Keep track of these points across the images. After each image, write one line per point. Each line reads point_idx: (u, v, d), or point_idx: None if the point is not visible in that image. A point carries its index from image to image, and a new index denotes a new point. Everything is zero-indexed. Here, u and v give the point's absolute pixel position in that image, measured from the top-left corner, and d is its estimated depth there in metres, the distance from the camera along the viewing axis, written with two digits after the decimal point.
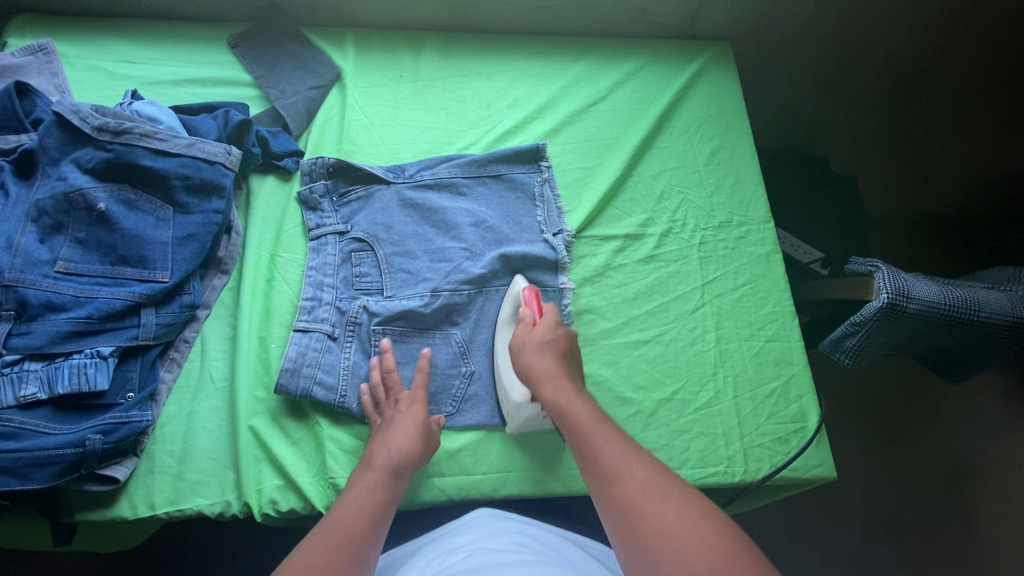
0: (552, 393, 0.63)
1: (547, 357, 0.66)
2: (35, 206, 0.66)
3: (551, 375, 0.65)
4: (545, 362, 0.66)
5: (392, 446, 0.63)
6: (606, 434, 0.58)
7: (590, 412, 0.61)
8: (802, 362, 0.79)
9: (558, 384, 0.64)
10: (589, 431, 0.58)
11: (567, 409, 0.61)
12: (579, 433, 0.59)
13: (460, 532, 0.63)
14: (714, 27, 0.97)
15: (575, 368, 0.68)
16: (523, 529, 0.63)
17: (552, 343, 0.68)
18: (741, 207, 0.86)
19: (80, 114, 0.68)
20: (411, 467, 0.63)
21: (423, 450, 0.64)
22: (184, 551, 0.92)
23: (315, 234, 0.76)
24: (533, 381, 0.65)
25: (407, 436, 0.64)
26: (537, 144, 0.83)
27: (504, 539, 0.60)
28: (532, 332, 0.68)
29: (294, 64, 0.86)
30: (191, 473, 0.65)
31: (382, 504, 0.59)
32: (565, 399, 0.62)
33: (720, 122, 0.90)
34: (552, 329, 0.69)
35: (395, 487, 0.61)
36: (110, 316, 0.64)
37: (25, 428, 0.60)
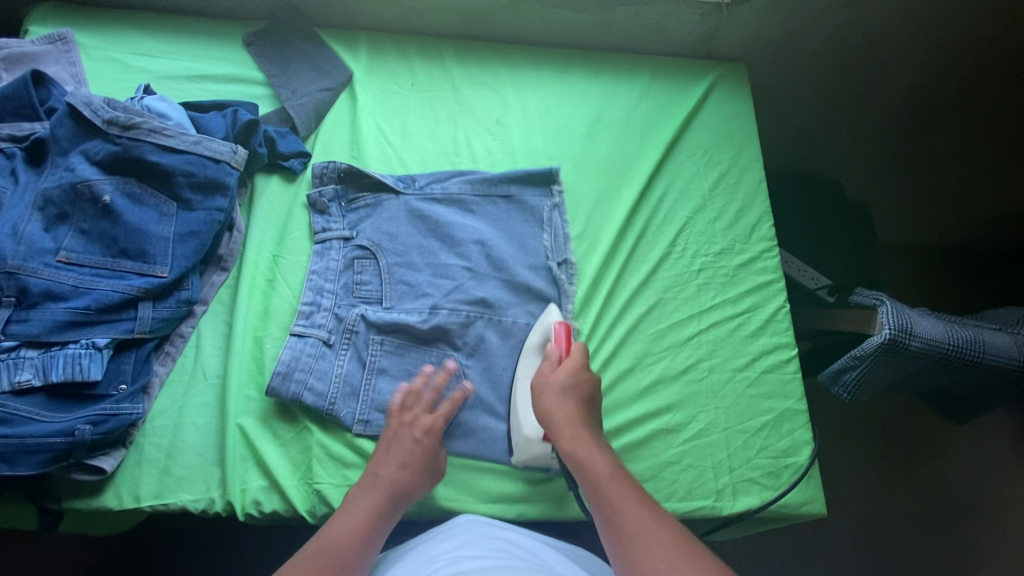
0: (573, 440, 0.64)
1: (568, 402, 0.66)
2: (43, 194, 0.67)
3: (571, 422, 0.65)
4: (565, 408, 0.66)
5: (395, 469, 0.64)
6: (624, 494, 0.60)
7: (608, 466, 0.62)
8: (798, 394, 0.78)
9: (577, 432, 0.64)
10: (608, 489, 0.60)
11: (587, 459, 0.62)
12: (598, 491, 0.61)
13: (444, 538, 0.63)
14: (730, 47, 0.96)
15: (594, 412, 0.67)
16: (505, 536, 0.63)
17: (573, 385, 0.67)
18: (746, 232, 0.85)
19: (92, 106, 0.69)
20: (410, 496, 0.65)
21: (424, 482, 0.66)
22: (169, 540, 0.93)
23: (320, 238, 0.77)
24: (553, 425, 0.65)
25: (413, 466, 0.65)
26: (550, 167, 0.83)
27: (486, 545, 0.60)
28: (555, 373, 0.68)
29: (307, 66, 0.86)
30: (178, 469, 0.66)
31: (375, 524, 0.62)
32: (585, 453, 0.63)
33: (730, 146, 0.90)
34: (575, 369, 0.68)
35: (391, 509, 0.63)
36: (107, 308, 0.65)
37: (18, 413, 0.60)
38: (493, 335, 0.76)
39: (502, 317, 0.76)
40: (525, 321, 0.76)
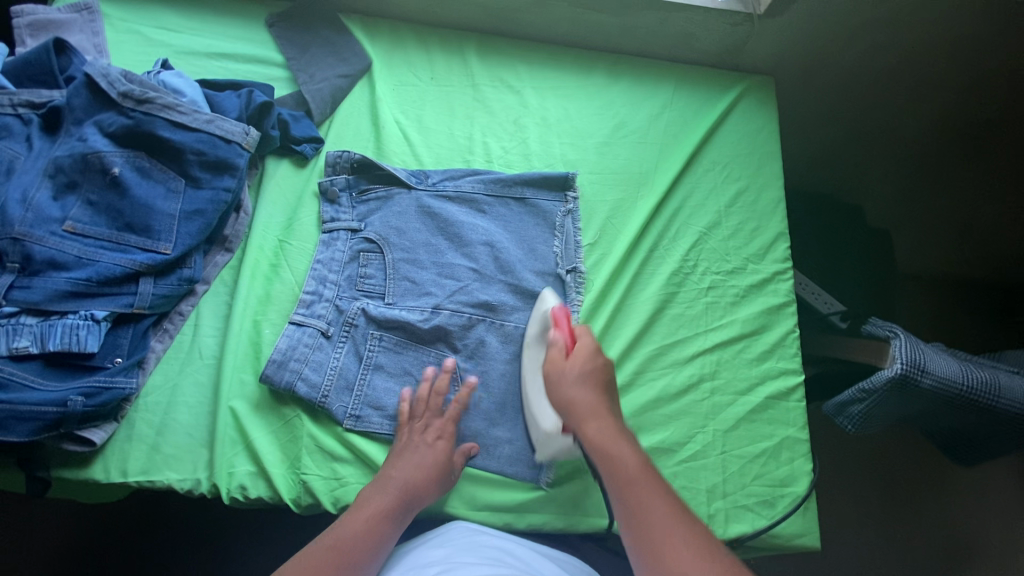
0: (597, 427, 0.61)
1: (587, 388, 0.64)
2: (54, 162, 0.67)
3: (593, 410, 0.62)
4: (585, 395, 0.63)
5: (409, 472, 0.64)
6: (652, 490, 0.56)
7: (635, 456, 0.59)
8: (801, 423, 0.75)
9: (602, 419, 0.62)
10: (634, 482, 0.57)
11: (613, 446, 0.60)
12: (622, 484, 0.57)
13: (436, 544, 0.62)
14: (758, 60, 0.93)
15: (614, 400, 0.65)
16: (499, 545, 0.62)
17: (590, 371, 0.65)
18: (760, 252, 0.83)
19: (109, 78, 0.69)
20: (422, 499, 0.64)
21: (437, 487, 0.65)
22: (158, 513, 0.93)
23: (328, 227, 0.77)
24: (574, 414, 0.63)
25: (426, 469, 0.64)
26: (566, 173, 0.82)
27: (480, 554, 0.59)
28: (569, 360, 0.66)
29: (327, 51, 0.86)
30: (167, 446, 0.66)
31: (383, 526, 0.61)
32: (608, 442, 0.60)
33: (750, 161, 0.87)
34: (590, 354, 0.66)
35: (402, 514, 0.62)
36: (109, 281, 0.65)
37: (13, 379, 0.61)
38: (492, 340, 0.75)
39: (504, 322, 0.75)
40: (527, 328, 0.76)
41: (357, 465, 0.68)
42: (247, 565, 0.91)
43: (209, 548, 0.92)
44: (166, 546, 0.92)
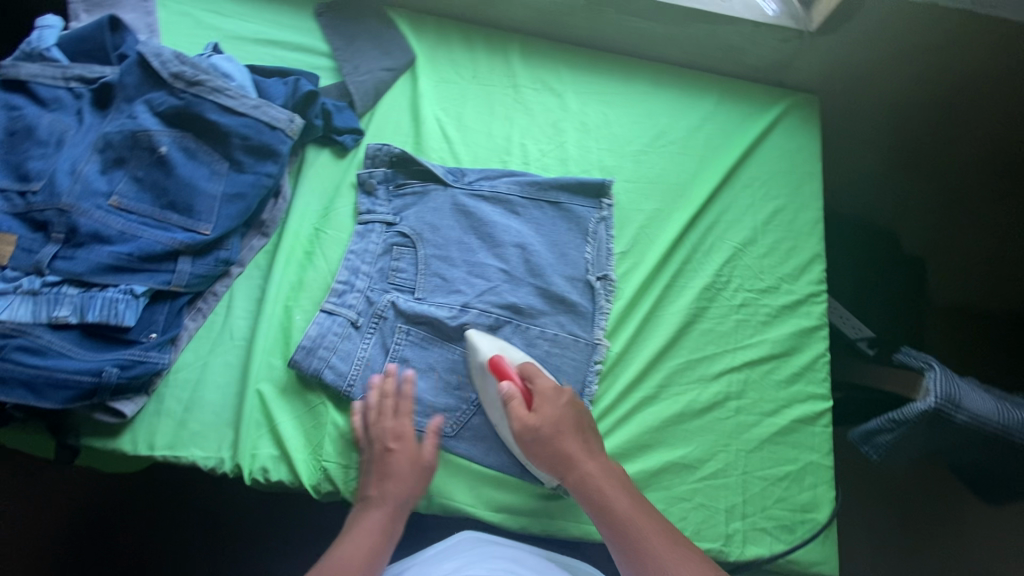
0: (582, 472, 0.64)
1: (564, 436, 0.65)
2: (104, 138, 0.68)
3: (574, 458, 0.65)
4: (563, 444, 0.65)
5: (388, 487, 0.64)
6: (650, 526, 0.61)
7: (623, 493, 0.63)
8: (825, 449, 0.75)
9: (585, 462, 0.65)
10: (628, 519, 0.62)
11: (601, 488, 0.63)
12: (620, 528, 0.61)
13: (446, 558, 0.64)
14: (805, 77, 0.92)
15: (591, 438, 0.67)
16: (507, 555, 0.64)
17: (564, 419, 0.66)
18: (793, 272, 0.82)
19: (161, 58, 0.70)
20: (409, 503, 0.65)
21: (417, 484, 0.66)
22: (175, 484, 0.95)
23: (364, 219, 0.78)
24: (557, 461, 0.65)
25: (403, 476, 0.65)
26: (603, 179, 0.82)
27: (488, 565, 0.61)
28: (535, 409, 0.66)
29: (372, 43, 0.86)
30: (193, 423, 0.67)
31: (376, 545, 0.62)
32: (596, 488, 0.63)
33: (790, 179, 0.86)
34: (553, 396, 0.67)
35: (390, 527, 0.64)
36: (149, 258, 0.66)
37: (52, 347, 0.62)
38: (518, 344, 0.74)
39: (531, 325, 0.76)
40: (554, 332, 0.76)
41: None
42: (260, 541, 0.93)
43: (222, 523, 0.94)
44: (181, 517, 0.94)
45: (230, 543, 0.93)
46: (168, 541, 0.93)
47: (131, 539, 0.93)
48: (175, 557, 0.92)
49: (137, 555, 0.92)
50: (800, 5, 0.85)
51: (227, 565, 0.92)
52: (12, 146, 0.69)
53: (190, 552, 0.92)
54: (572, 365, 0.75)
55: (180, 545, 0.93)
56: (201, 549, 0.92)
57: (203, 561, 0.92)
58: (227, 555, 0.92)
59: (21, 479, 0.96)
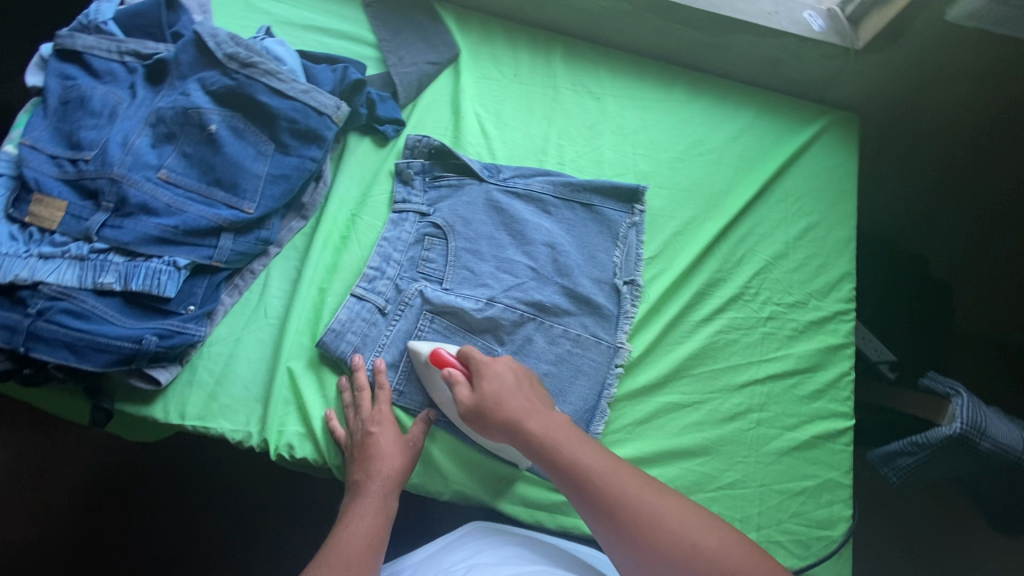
0: (532, 432, 0.60)
1: (515, 395, 0.62)
2: (156, 113, 0.70)
3: (528, 413, 0.61)
4: (514, 402, 0.62)
5: (377, 470, 0.64)
6: (620, 472, 0.58)
7: (579, 446, 0.59)
8: (844, 468, 0.76)
9: (534, 422, 0.60)
10: (588, 471, 0.57)
11: (557, 444, 0.59)
12: (591, 483, 0.57)
13: (456, 548, 0.66)
14: (846, 94, 0.91)
15: (540, 396, 0.64)
16: (516, 542, 0.66)
17: (511, 378, 0.64)
18: (821, 289, 0.82)
19: (217, 39, 0.72)
20: (399, 481, 0.65)
21: (404, 463, 0.66)
22: (191, 455, 1.00)
23: (398, 208, 0.79)
24: (506, 427, 0.61)
25: (389, 455, 0.65)
26: (637, 185, 0.82)
27: (499, 554, 0.63)
28: (475, 386, 0.63)
29: (418, 37, 0.88)
30: (224, 397, 0.69)
31: (377, 528, 0.61)
32: (556, 440, 0.59)
33: (824, 197, 0.87)
34: (489, 368, 0.64)
35: (387, 508, 0.63)
36: (193, 232, 0.68)
37: (95, 312, 0.64)
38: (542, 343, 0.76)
39: (555, 324, 0.77)
40: (577, 332, 0.77)
41: None
42: (266, 516, 0.98)
43: (231, 497, 0.98)
44: (195, 487, 0.99)
45: (238, 516, 0.98)
46: (180, 509, 0.98)
47: (145, 505, 0.97)
48: (185, 525, 0.97)
49: (159, 514, 0.97)
50: (848, 22, 0.85)
51: (235, 536, 0.97)
52: (66, 115, 0.71)
53: (200, 521, 0.97)
54: (593, 366, 0.76)
55: (192, 514, 0.98)
56: (211, 519, 0.97)
57: (212, 530, 0.97)
58: (235, 527, 0.97)
59: (44, 438, 1.00)
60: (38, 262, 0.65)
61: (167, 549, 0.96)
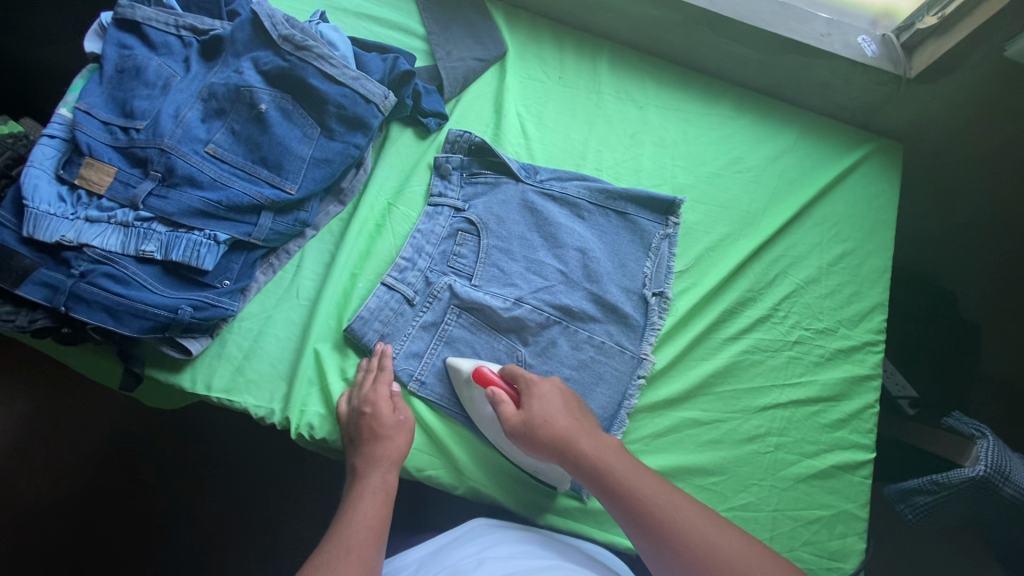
0: (582, 452, 0.63)
1: (561, 415, 0.65)
2: (209, 88, 0.71)
3: (576, 433, 0.64)
4: (562, 421, 0.65)
5: (378, 453, 0.65)
6: (667, 493, 0.60)
7: (627, 468, 0.62)
8: (860, 501, 0.75)
9: (584, 442, 0.64)
10: (637, 492, 0.60)
11: (605, 464, 0.62)
12: (641, 505, 0.59)
13: (462, 544, 0.66)
14: (893, 123, 0.90)
15: (586, 417, 0.67)
16: (522, 538, 0.67)
17: (558, 399, 0.67)
18: (850, 318, 0.82)
19: (273, 20, 0.72)
20: (399, 459, 0.66)
21: (403, 443, 0.67)
22: (205, 430, 1.02)
23: (434, 201, 0.79)
24: (555, 446, 0.64)
25: (385, 437, 0.66)
26: (673, 198, 0.82)
27: (508, 548, 0.63)
28: (523, 404, 0.66)
29: (467, 32, 0.89)
30: (250, 372, 0.70)
31: (380, 508, 0.61)
32: (604, 461, 0.62)
33: (862, 225, 0.86)
34: (537, 387, 0.67)
35: (388, 488, 0.63)
36: (235, 208, 0.69)
37: (135, 279, 0.65)
38: (566, 348, 0.76)
39: (580, 330, 0.77)
40: (601, 339, 0.77)
41: (421, 435, 0.71)
42: (271, 498, 1.00)
43: (240, 476, 1.01)
44: (207, 461, 1.01)
45: (244, 496, 1.00)
46: (190, 483, 1.00)
47: (160, 473, 1.00)
48: (194, 499, 1.00)
49: (176, 481, 1.00)
50: (903, 50, 0.83)
51: (239, 514, 0.99)
52: (121, 83, 0.72)
53: (209, 497, 1.00)
54: (614, 374, 0.76)
55: (201, 489, 1.00)
56: (219, 496, 1.00)
57: (219, 507, 1.00)
58: (240, 506, 1.00)
59: (65, 399, 1.03)
60: (84, 225, 0.66)
61: (174, 521, 0.98)
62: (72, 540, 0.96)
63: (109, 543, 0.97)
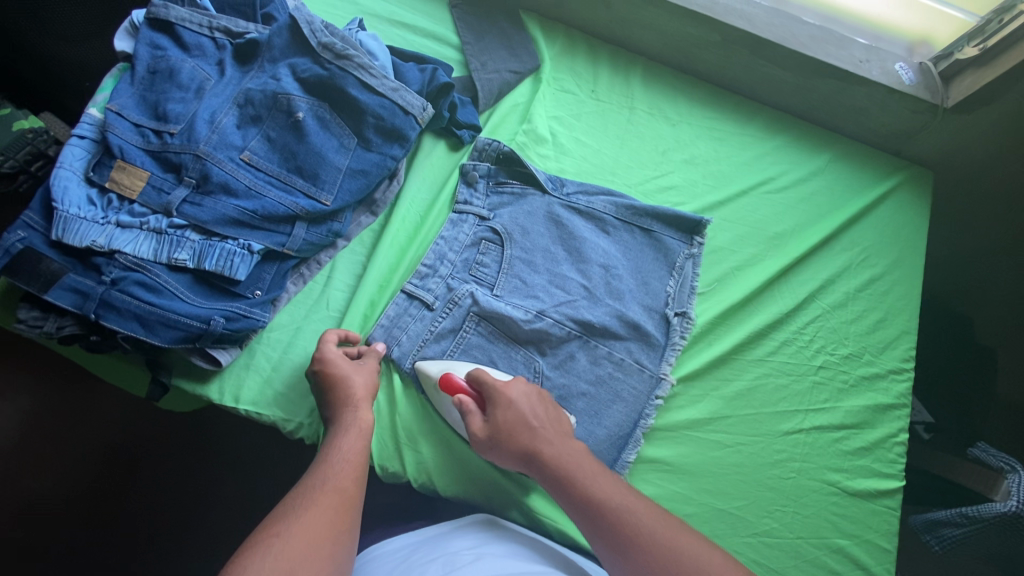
0: (548, 462, 0.62)
1: (530, 422, 0.64)
2: (245, 94, 0.70)
3: (543, 440, 0.63)
4: (529, 431, 0.64)
5: (345, 391, 0.64)
6: (628, 502, 0.59)
7: (592, 475, 0.61)
8: (883, 531, 0.75)
9: (548, 450, 0.63)
10: (598, 499, 0.59)
11: (568, 475, 0.61)
12: (598, 514, 0.58)
13: (459, 537, 0.66)
14: (923, 151, 0.90)
15: (558, 424, 0.66)
16: (520, 538, 0.67)
17: (528, 406, 0.66)
18: (876, 346, 0.82)
19: (312, 26, 0.71)
20: (368, 394, 0.66)
21: (371, 379, 0.67)
22: (208, 434, 1.00)
23: (459, 208, 0.79)
24: (523, 455, 0.63)
25: (350, 378, 0.65)
26: (700, 218, 0.81)
27: (507, 548, 0.64)
28: (489, 414, 0.65)
29: (501, 44, 0.88)
30: (277, 384, 0.69)
31: (359, 446, 0.62)
32: (567, 469, 0.61)
33: (887, 250, 0.86)
34: (502, 394, 0.66)
35: (363, 426, 0.63)
36: (269, 218, 0.67)
37: (167, 287, 0.64)
38: (588, 369, 0.75)
39: (602, 347, 0.76)
40: (621, 356, 0.76)
41: (445, 449, 0.71)
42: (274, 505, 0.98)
43: (241, 480, 0.99)
44: (209, 461, 0.99)
45: (247, 502, 0.98)
46: (192, 486, 0.99)
47: (163, 471, 0.99)
48: (193, 502, 0.98)
49: (178, 480, 0.99)
50: (940, 78, 0.84)
51: (242, 516, 0.98)
52: (153, 84, 0.71)
53: (210, 502, 0.98)
54: (632, 393, 0.75)
55: (201, 492, 0.98)
56: (221, 501, 0.98)
57: (221, 512, 0.98)
58: (240, 511, 0.98)
59: (68, 397, 1.01)
60: (115, 230, 0.65)
61: (176, 524, 0.97)
62: (71, 543, 0.95)
63: (106, 542, 0.95)
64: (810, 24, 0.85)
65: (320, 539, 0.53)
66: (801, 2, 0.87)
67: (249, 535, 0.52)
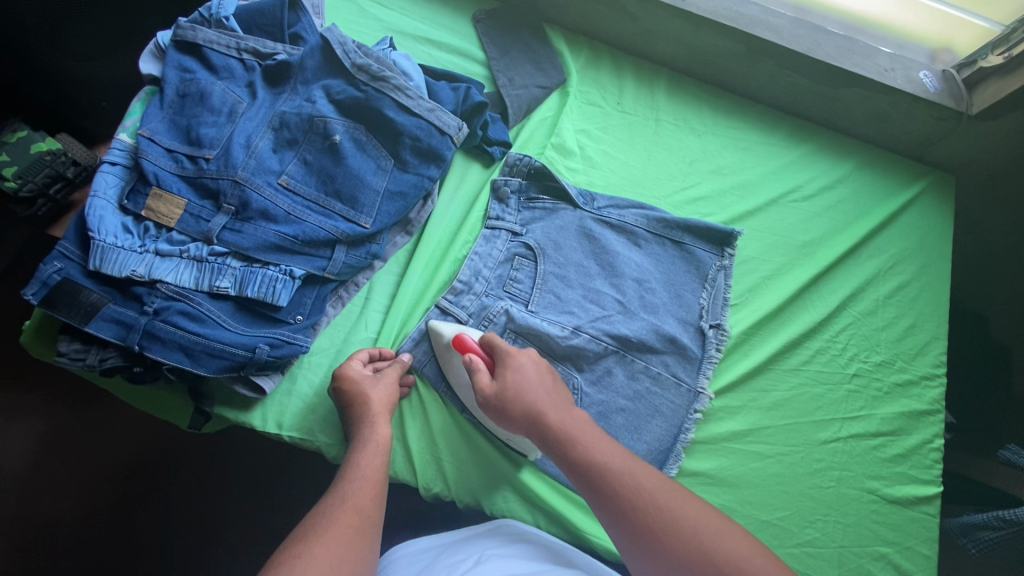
0: (553, 426, 0.60)
1: (540, 390, 0.63)
2: (281, 117, 0.70)
3: (553, 404, 0.62)
4: (537, 394, 0.62)
5: (364, 407, 0.63)
6: (631, 465, 0.57)
7: (595, 440, 0.59)
8: (923, 538, 0.76)
9: (554, 415, 0.61)
10: (604, 465, 0.57)
11: (572, 438, 0.59)
12: (602, 478, 0.56)
13: (488, 538, 0.66)
14: (945, 156, 0.91)
15: (563, 393, 0.65)
16: (549, 540, 0.67)
17: (538, 373, 0.65)
18: (908, 353, 0.83)
19: (345, 47, 0.71)
20: (386, 409, 0.65)
21: (389, 395, 0.66)
22: (229, 454, 0.99)
23: (492, 224, 0.78)
24: (529, 420, 0.61)
25: (369, 392, 0.64)
26: (731, 230, 0.81)
27: (535, 550, 0.64)
28: (499, 375, 0.64)
29: (528, 58, 0.88)
30: (320, 409, 0.68)
31: (377, 463, 0.60)
32: (574, 433, 0.60)
33: (913, 256, 0.86)
34: (513, 358, 0.65)
35: (381, 443, 0.62)
36: (310, 242, 0.67)
37: (209, 315, 0.63)
38: (626, 384, 0.75)
39: (639, 361, 0.76)
40: (658, 370, 0.76)
41: (485, 468, 0.71)
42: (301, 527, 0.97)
43: (266, 502, 0.98)
44: (233, 484, 0.98)
45: (272, 525, 0.97)
46: (213, 511, 0.97)
47: (187, 495, 0.98)
48: (217, 527, 0.97)
49: (201, 504, 0.97)
50: (963, 87, 0.85)
51: (266, 539, 0.97)
52: (183, 108, 0.70)
53: (231, 526, 0.97)
54: (670, 407, 0.76)
55: (225, 516, 0.97)
56: (243, 526, 0.97)
57: (244, 537, 0.97)
58: (264, 534, 0.97)
59: (86, 422, 0.99)
60: (155, 259, 0.64)
61: (196, 553, 0.95)
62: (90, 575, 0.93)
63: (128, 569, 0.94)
64: (834, 35, 0.86)
65: (344, 559, 0.51)
66: (822, 11, 0.88)
67: (273, 555, 0.51)
